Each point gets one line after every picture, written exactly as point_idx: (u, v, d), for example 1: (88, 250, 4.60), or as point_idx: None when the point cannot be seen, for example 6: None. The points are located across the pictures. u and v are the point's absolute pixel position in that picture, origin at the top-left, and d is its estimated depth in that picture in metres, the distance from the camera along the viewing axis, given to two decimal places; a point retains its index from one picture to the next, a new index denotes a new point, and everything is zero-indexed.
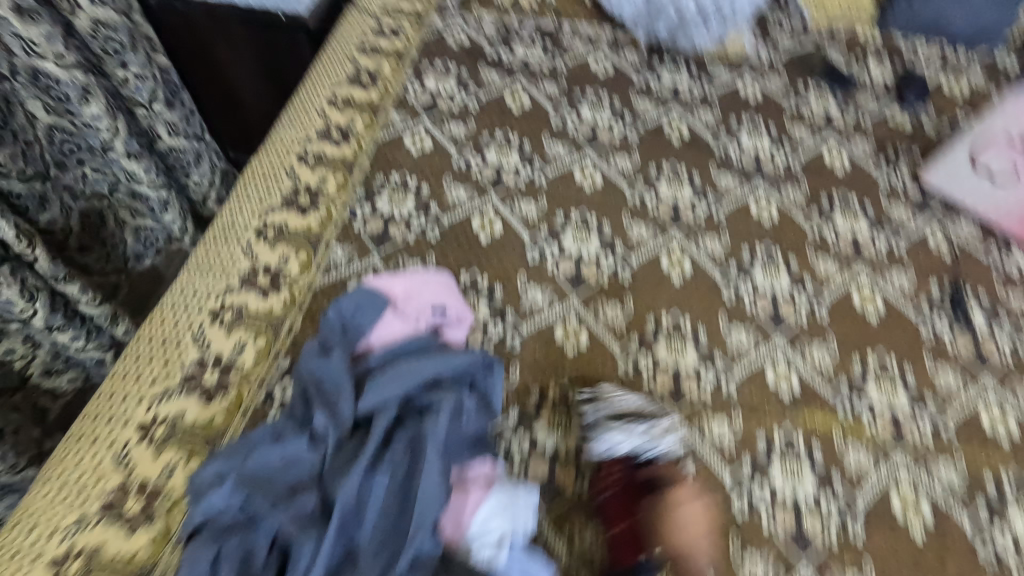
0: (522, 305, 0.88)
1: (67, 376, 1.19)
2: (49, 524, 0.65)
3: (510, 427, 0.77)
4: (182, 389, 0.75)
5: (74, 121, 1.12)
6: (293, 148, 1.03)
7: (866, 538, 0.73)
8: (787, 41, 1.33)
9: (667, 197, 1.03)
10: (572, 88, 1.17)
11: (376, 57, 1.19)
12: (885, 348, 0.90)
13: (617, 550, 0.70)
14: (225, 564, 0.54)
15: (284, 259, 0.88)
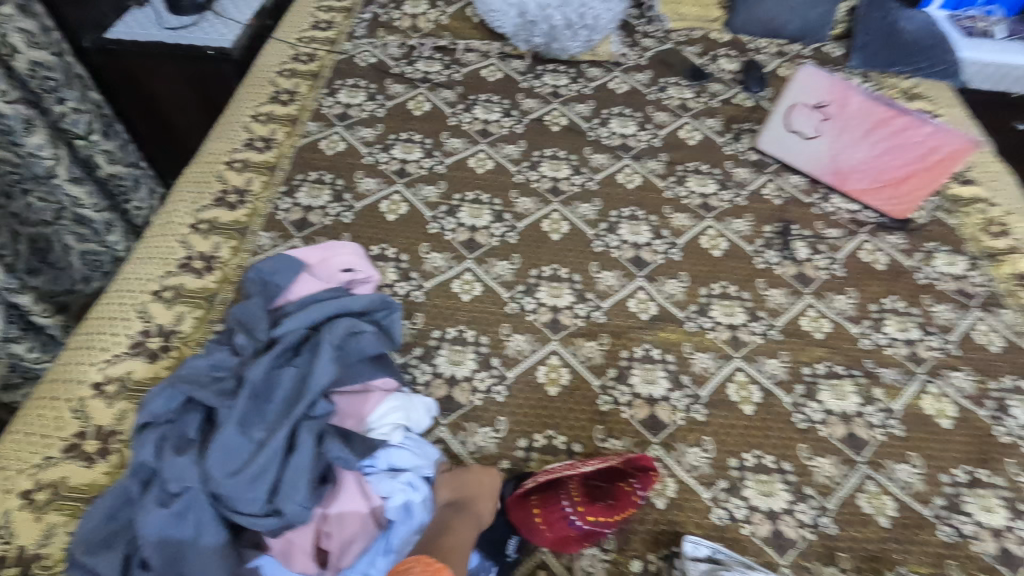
0: (425, 266, 1.05)
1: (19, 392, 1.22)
2: (17, 465, 0.77)
3: (414, 361, 0.93)
4: (130, 353, 0.88)
5: (17, 153, 1.19)
6: (222, 157, 1.19)
7: (708, 419, 0.91)
8: (651, 45, 1.57)
9: (549, 175, 1.23)
10: (467, 93, 1.37)
11: (294, 78, 1.37)
12: (726, 277, 1.10)
13: (502, 441, 0.86)
14: (162, 442, 0.63)
15: (216, 246, 1.03)
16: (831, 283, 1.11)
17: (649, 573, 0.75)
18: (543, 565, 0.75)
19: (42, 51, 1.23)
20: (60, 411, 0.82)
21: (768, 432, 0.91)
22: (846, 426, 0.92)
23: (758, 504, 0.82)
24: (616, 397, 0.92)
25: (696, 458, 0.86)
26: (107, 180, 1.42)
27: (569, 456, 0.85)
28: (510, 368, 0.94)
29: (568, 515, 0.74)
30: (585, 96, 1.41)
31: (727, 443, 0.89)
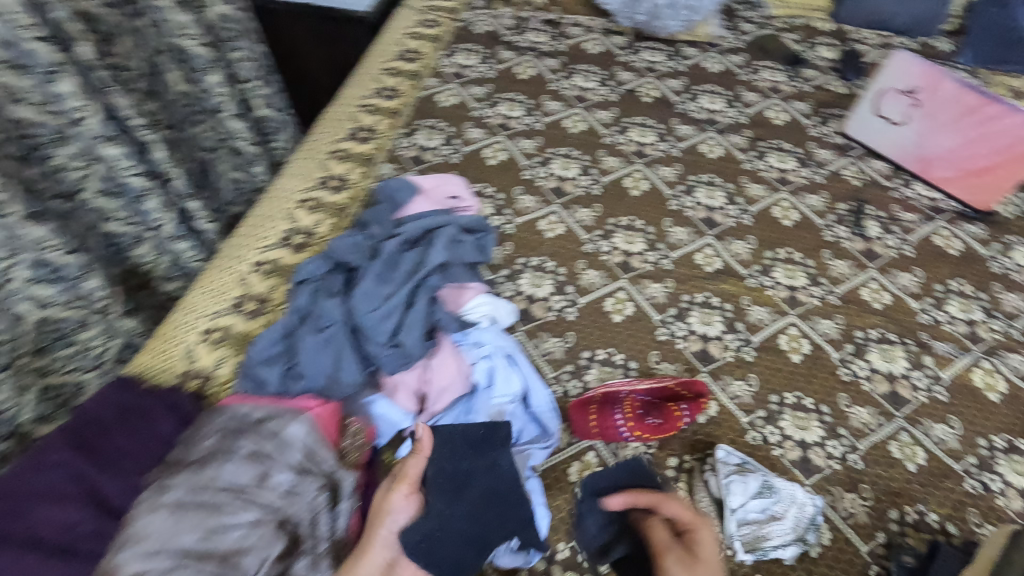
0: (517, 205, 1.21)
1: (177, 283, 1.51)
2: (198, 311, 1.00)
3: (501, 279, 1.09)
4: (280, 243, 1.11)
5: (198, 88, 1.46)
6: (357, 101, 1.40)
7: (757, 360, 1.01)
8: (751, 29, 1.64)
9: (636, 140, 1.35)
10: (569, 63, 1.52)
11: (420, 40, 1.56)
12: (792, 244, 1.18)
13: (568, 350, 1.00)
14: (318, 291, 0.84)
15: (348, 171, 1.24)
16: (899, 261, 1.16)
17: (683, 470, 0.87)
18: (592, 448, 0.88)
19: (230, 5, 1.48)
20: (228, 278, 1.05)
21: (812, 379, 0.99)
22: (890, 384, 0.99)
23: (791, 434, 0.92)
24: (673, 331, 1.04)
25: (740, 390, 0.97)
26: (260, 120, 1.67)
27: (626, 371, 0.98)
28: (581, 295, 1.08)
29: (620, 426, 0.87)
30: (679, 72, 1.51)
31: (771, 382, 0.98)
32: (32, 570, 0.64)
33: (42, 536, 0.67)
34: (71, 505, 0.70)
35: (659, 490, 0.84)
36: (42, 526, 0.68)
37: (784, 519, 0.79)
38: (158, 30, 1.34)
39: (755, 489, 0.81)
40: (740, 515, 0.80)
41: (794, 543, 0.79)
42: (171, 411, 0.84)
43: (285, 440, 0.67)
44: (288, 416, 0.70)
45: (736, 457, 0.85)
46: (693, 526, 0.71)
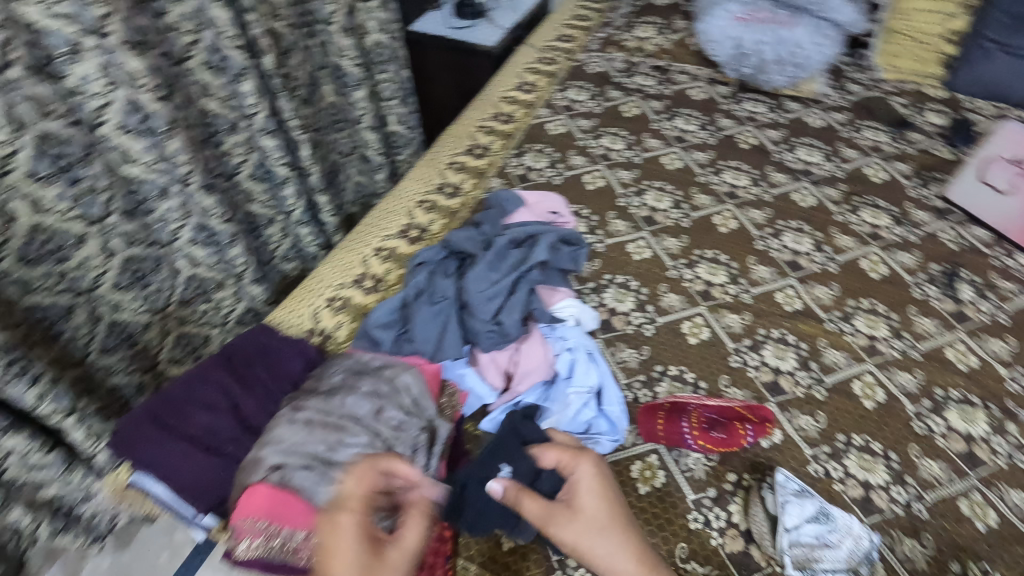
0: (609, 228, 1.31)
1: (295, 264, 1.73)
2: (326, 281, 1.18)
3: (587, 290, 1.19)
4: (398, 235, 1.27)
5: (345, 101, 1.67)
6: (476, 122, 1.58)
7: (827, 399, 1.04)
8: (857, 90, 1.68)
9: (729, 182, 1.43)
10: (672, 106, 1.63)
11: (538, 74, 1.73)
12: (877, 296, 1.20)
13: (642, 361, 1.08)
14: (435, 273, 0.97)
15: (462, 180, 1.40)
16: (990, 327, 1.14)
17: (741, 486, 0.91)
18: (655, 451, 0.95)
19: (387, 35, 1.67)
20: (353, 258, 1.22)
21: (882, 426, 1.00)
22: (966, 444, 0.98)
23: (855, 473, 0.93)
24: (745, 359, 1.09)
25: (806, 424, 1.00)
26: (390, 134, 1.88)
27: (695, 389, 1.04)
28: (660, 315, 1.16)
29: (685, 434, 0.94)
30: (779, 123, 1.58)
31: (840, 422, 1.00)
32: (191, 461, 0.82)
33: (199, 436, 0.85)
34: (220, 415, 0.87)
35: (716, 500, 0.89)
36: (200, 428, 0.86)
37: (838, 548, 0.82)
38: (326, 51, 1.56)
39: (811, 512, 0.84)
40: (793, 533, 0.82)
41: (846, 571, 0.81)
42: (299, 351, 0.97)
43: (398, 385, 0.80)
44: (401, 367, 0.83)
45: (796, 480, 0.89)
46: (569, 468, 0.73)
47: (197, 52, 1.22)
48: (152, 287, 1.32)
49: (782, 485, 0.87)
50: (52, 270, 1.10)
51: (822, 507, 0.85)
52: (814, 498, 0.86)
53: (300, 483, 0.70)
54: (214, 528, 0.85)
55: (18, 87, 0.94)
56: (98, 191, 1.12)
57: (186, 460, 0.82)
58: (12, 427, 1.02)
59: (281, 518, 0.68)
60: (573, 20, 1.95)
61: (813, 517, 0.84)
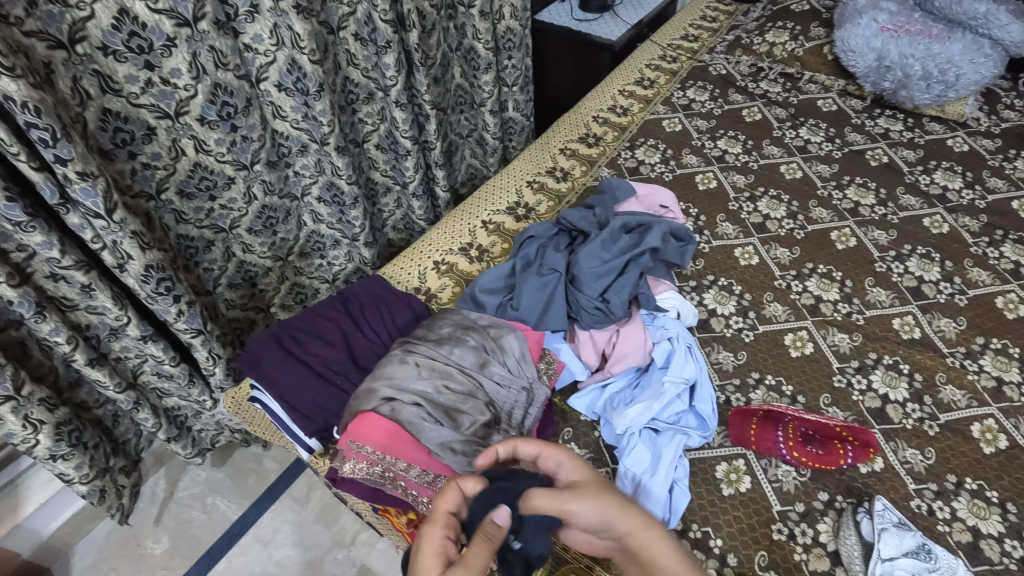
0: (717, 230, 1.29)
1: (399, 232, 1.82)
2: (435, 244, 1.24)
3: (688, 289, 1.17)
4: (506, 210, 1.31)
5: (469, 83, 1.74)
6: (591, 112, 1.59)
7: (939, 436, 0.97)
8: (1013, 116, 1.53)
9: (852, 198, 1.35)
10: (797, 114, 1.57)
11: (658, 71, 1.72)
12: (1012, 338, 1.10)
13: (738, 366, 1.05)
14: (548, 247, 1.00)
15: (572, 167, 1.42)
16: None
17: (832, 507, 0.87)
18: (743, 455, 0.92)
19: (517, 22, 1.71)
20: (461, 227, 1.28)
21: (1001, 474, 0.92)
22: None
23: (963, 517, 0.87)
24: (850, 381, 1.04)
25: (912, 457, 0.94)
26: (506, 120, 1.93)
27: (791, 402, 1.00)
28: (762, 323, 1.12)
29: (779, 445, 0.91)
30: (915, 144, 1.48)
31: (951, 461, 0.94)
32: (305, 384, 0.89)
33: (314, 364, 0.92)
34: (335, 350, 0.94)
35: (803, 516, 0.86)
36: (316, 358, 0.93)
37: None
38: (461, 33, 1.63)
39: (912, 548, 0.79)
40: (890, 567, 0.78)
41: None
42: (408, 305, 1.02)
43: (503, 345, 0.85)
44: (507, 328, 0.87)
45: (894, 512, 0.84)
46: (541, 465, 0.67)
47: (352, 24, 1.33)
48: (279, 234, 1.44)
49: (879, 514, 0.83)
50: (202, 206, 1.23)
51: (923, 544, 0.80)
52: (916, 534, 0.81)
53: (408, 418, 0.75)
54: (315, 452, 0.91)
55: (204, 38, 1.04)
56: (251, 139, 1.22)
57: (301, 383, 0.89)
58: (154, 337, 1.10)
59: (388, 447, 0.73)
60: (699, 20, 1.92)
61: (912, 553, 0.79)
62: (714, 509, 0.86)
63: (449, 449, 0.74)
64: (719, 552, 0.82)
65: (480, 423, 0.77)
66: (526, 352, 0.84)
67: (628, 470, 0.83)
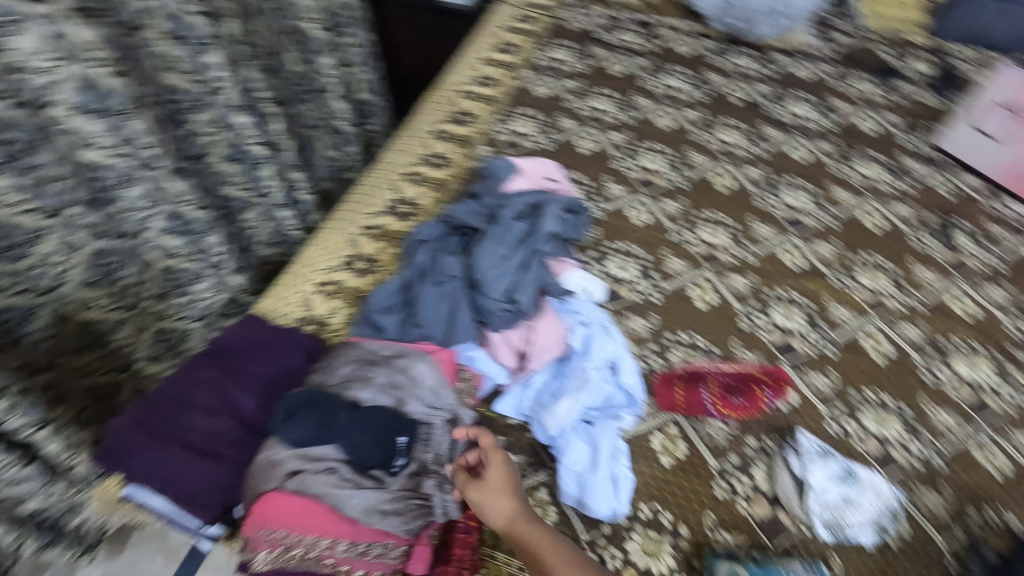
0: (606, 193, 1.27)
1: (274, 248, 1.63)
2: (315, 264, 1.10)
3: (591, 260, 1.14)
4: (386, 211, 1.20)
5: (312, 69, 1.57)
6: (456, 87, 1.48)
7: (838, 356, 1.03)
8: (844, 38, 1.64)
9: (723, 139, 1.39)
10: (659, 62, 1.57)
11: (517, 34, 1.64)
12: (878, 249, 1.19)
13: (653, 330, 1.05)
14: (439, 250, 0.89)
15: (449, 150, 1.32)
16: (988, 275, 1.15)
17: (763, 451, 0.89)
18: (675, 421, 0.92)
19: None
20: (341, 239, 1.15)
21: (893, 379, 1.00)
22: (974, 392, 0.99)
23: (871, 428, 0.94)
24: (754, 322, 1.07)
25: (820, 382, 0.99)
26: (361, 104, 1.76)
27: (708, 355, 1.02)
28: (666, 281, 1.13)
29: (706, 404, 0.93)
30: (768, 77, 1.54)
31: (852, 377, 1.00)
32: (189, 468, 0.75)
33: (196, 440, 0.78)
34: (216, 417, 0.80)
35: (739, 467, 0.88)
36: (196, 432, 0.79)
37: (868, 508, 0.82)
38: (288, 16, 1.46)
39: (841, 473, 0.84)
40: (823, 494, 0.82)
41: (877, 531, 0.81)
42: (294, 342, 0.90)
43: (414, 375, 0.74)
44: (414, 355, 0.77)
45: (819, 441, 0.89)
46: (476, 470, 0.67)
47: (157, 21, 1.09)
48: (125, 282, 1.22)
49: (807, 447, 0.87)
50: (9, 269, 1.00)
51: (849, 467, 0.85)
52: (842, 459, 0.86)
53: (320, 489, 0.64)
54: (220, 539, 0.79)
55: None
56: (56, 179, 1.00)
57: (184, 467, 0.75)
58: None
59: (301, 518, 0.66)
60: None
61: (838, 474, 0.84)
62: (659, 483, 0.85)
63: (377, 512, 0.64)
64: (672, 526, 0.81)
65: (406, 473, 0.67)
66: (442, 378, 0.75)
67: (569, 470, 0.81)
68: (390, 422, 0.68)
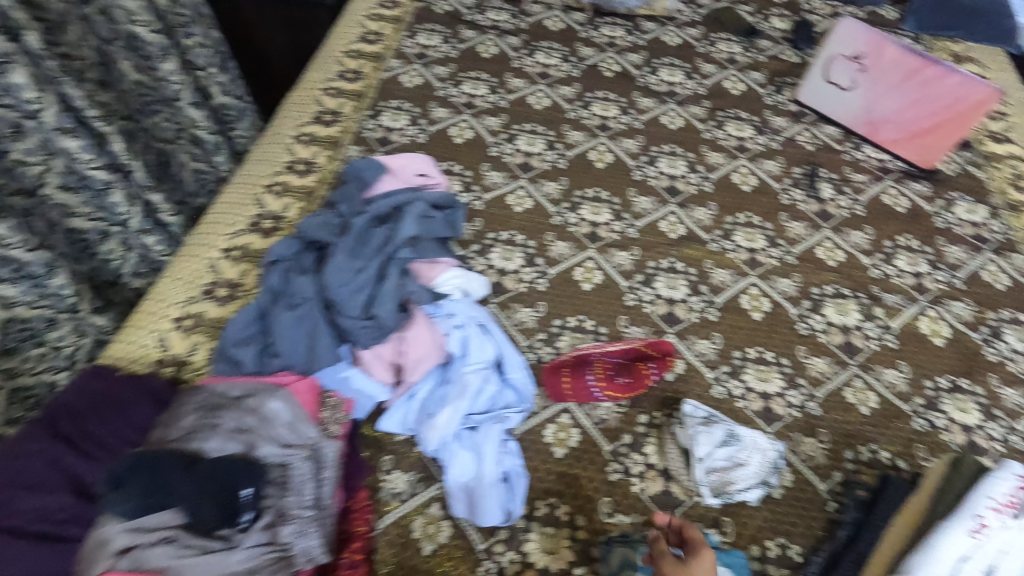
0: (485, 182, 1.23)
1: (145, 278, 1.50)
2: (170, 299, 1.00)
3: (472, 254, 1.11)
4: (248, 229, 1.10)
5: (154, 77, 1.44)
6: (319, 85, 1.39)
7: (720, 319, 1.05)
8: (707, 2, 1.67)
9: (599, 114, 1.38)
10: (530, 40, 1.53)
11: (380, 22, 1.55)
12: (751, 208, 1.22)
13: (540, 319, 1.03)
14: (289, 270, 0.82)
15: (314, 154, 1.24)
16: (851, 221, 1.21)
17: (654, 425, 0.90)
18: (566, 410, 0.91)
19: None
20: (198, 266, 1.05)
21: (772, 334, 1.04)
22: (844, 335, 1.04)
23: (753, 386, 0.96)
24: (640, 296, 1.08)
25: (705, 348, 1.01)
26: (219, 109, 1.63)
27: (596, 336, 1.01)
28: (551, 266, 1.11)
29: (593, 389, 0.91)
30: (638, 46, 1.54)
31: (734, 339, 1.03)
32: (19, 556, 0.64)
33: (27, 524, 0.67)
34: (55, 493, 0.70)
35: (632, 446, 0.88)
36: (27, 514, 0.68)
37: (754, 466, 0.84)
38: (111, 19, 1.33)
39: (725, 437, 0.85)
40: (709, 463, 0.84)
41: (765, 487, 0.83)
42: (149, 396, 0.82)
43: (266, 415, 0.68)
44: (267, 391, 0.71)
45: (705, 406, 0.89)
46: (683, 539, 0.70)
47: None
48: None
49: (693, 416, 0.88)
50: None
51: (732, 429, 0.86)
52: (725, 423, 0.87)
53: (159, 562, 0.57)
54: None
55: None
56: None
57: (11, 557, 0.64)
58: None
59: None
60: None
61: (724, 438, 0.85)
62: (554, 476, 0.84)
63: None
64: (568, 518, 0.80)
65: (261, 525, 0.61)
66: (298, 412, 0.69)
67: (455, 482, 0.78)
68: (231, 474, 0.62)
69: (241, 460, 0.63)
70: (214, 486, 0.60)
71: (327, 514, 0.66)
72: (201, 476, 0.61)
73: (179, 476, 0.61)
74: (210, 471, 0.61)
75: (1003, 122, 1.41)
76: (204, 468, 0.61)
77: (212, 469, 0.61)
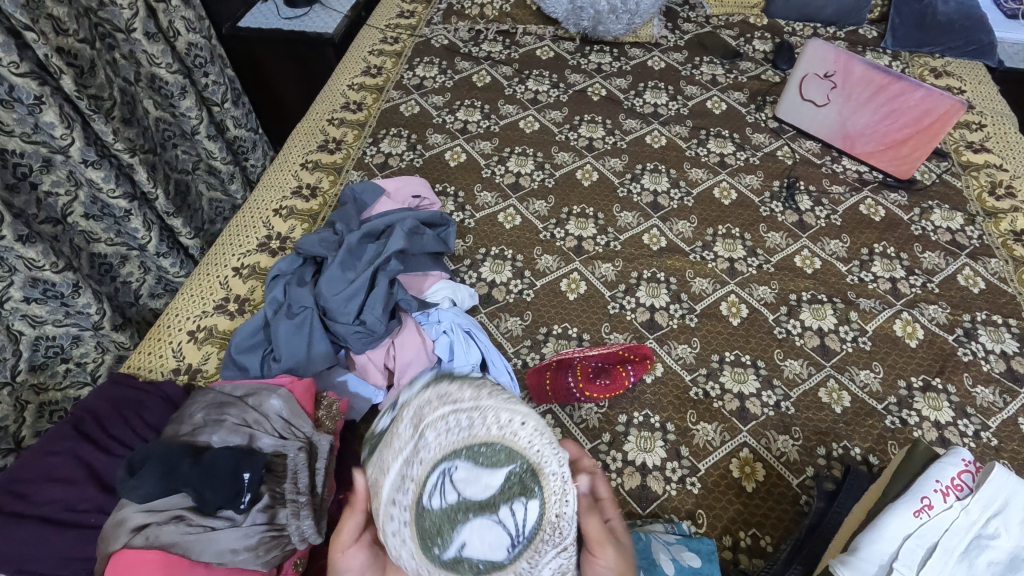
0: (477, 202, 1.31)
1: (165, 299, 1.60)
2: (186, 313, 1.08)
3: (464, 267, 1.18)
4: (257, 248, 1.19)
5: (173, 113, 1.55)
6: (325, 115, 1.49)
7: (699, 324, 1.11)
8: (691, 28, 1.76)
9: (586, 135, 1.46)
10: (522, 69, 1.63)
11: (382, 56, 1.66)
12: (730, 220, 1.28)
13: (527, 327, 1.09)
14: (291, 283, 0.94)
15: (319, 179, 1.33)
16: (828, 230, 1.26)
17: (632, 425, 0.96)
18: (549, 410, 0.98)
19: (195, 35, 1.56)
20: (212, 283, 1.13)
21: (749, 338, 1.09)
22: (820, 338, 1.08)
23: (729, 387, 1.01)
24: (623, 304, 1.13)
25: (683, 351, 1.06)
26: (233, 140, 1.79)
27: (579, 341, 1.07)
28: (538, 278, 1.17)
29: (574, 391, 0.97)
30: (624, 71, 1.63)
31: (713, 343, 1.08)
32: (48, 541, 0.73)
33: (57, 513, 0.76)
34: (78, 486, 0.78)
35: (611, 443, 0.94)
36: (57, 504, 0.77)
37: (538, 547, 0.51)
38: (136, 62, 1.44)
39: (480, 456, 0.52)
40: (436, 557, 0.52)
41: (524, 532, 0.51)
42: (161, 396, 0.91)
43: (267, 411, 0.77)
44: (269, 390, 0.79)
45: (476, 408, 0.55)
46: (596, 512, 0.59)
47: None
48: None
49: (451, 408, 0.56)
50: None
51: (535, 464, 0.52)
52: (527, 448, 0.52)
53: (170, 538, 0.65)
54: None
55: None
56: None
57: (42, 543, 0.73)
58: None
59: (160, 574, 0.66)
60: None
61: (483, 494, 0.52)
62: None
63: (229, 550, 0.65)
64: None
65: (258, 507, 0.68)
66: (295, 407, 0.77)
67: None
68: (233, 461, 0.69)
69: (244, 449, 0.71)
70: (218, 467, 0.67)
71: (321, 500, 0.73)
72: (206, 460, 0.68)
73: (190, 460, 0.68)
74: (217, 456, 0.68)
75: (980, 133, 1.45)
76: (212, 453, 0.69)
77: (217, 454, 0.68)
